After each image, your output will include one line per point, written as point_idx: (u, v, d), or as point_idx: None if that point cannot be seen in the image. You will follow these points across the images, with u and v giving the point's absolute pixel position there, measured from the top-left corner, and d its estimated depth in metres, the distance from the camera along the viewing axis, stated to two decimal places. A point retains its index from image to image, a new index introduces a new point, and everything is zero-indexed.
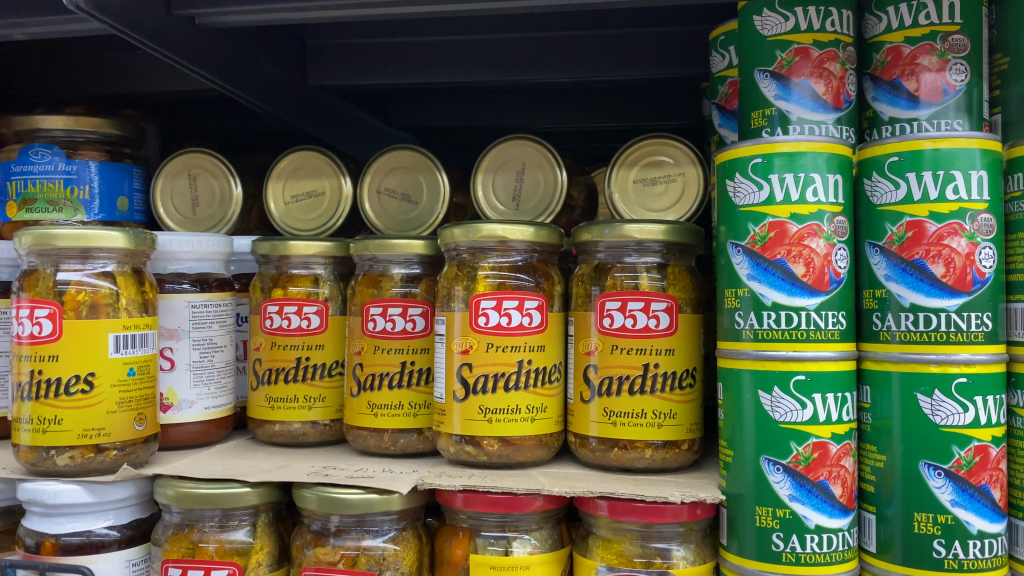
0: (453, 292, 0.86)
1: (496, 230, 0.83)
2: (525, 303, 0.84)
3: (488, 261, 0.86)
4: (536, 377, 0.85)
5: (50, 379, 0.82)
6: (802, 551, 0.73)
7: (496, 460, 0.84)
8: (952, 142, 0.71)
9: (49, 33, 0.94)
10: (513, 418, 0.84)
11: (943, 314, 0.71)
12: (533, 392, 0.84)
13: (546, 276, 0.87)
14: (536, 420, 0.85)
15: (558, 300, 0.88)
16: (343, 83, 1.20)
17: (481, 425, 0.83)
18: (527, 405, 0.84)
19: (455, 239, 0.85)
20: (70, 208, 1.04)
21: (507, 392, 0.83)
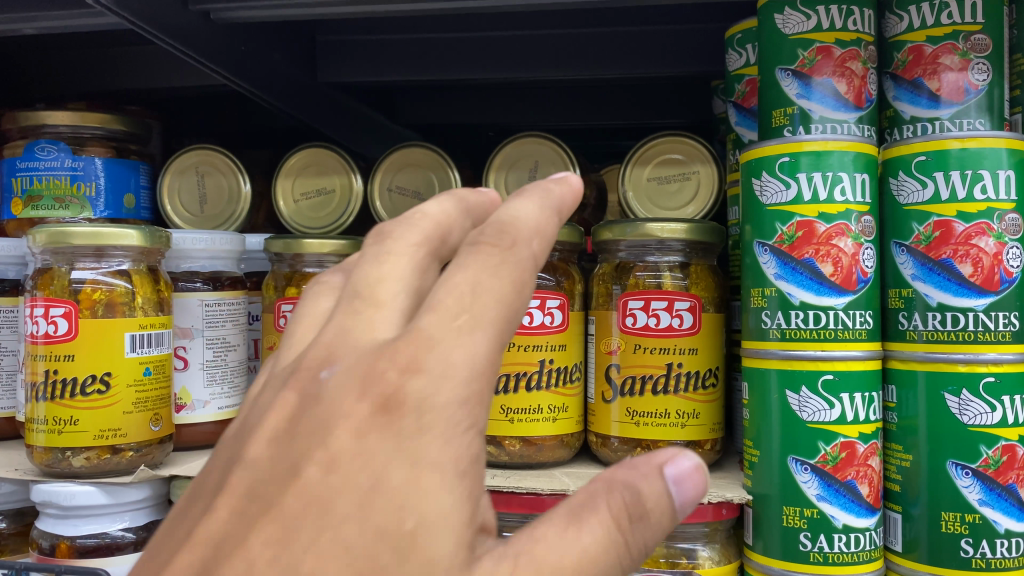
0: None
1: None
2: (545, 303, 0.83)
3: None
4: (556, 377, 0.84)
5: (66, 379, 0.80)
6: (830, 551, 0.73)
7: (518, 460, 0.84)
8: (980, 141, 0.71)
9: (58, 27, 0.93)
10: (536, 418, 0.83)
11: (971, 314, 0.71)
12: (554, 391, 0.84)
13: (566, 275, 0.87)
14: (558, 420, 0.84)
15: (578, 300, 0.88)
16: (352, 79, 1.19)
17: (503, 425, 0.83)
18: (548, 405, 0.84)
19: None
20: (77, 205, 1.02)
21: (529, 391, 0.83)
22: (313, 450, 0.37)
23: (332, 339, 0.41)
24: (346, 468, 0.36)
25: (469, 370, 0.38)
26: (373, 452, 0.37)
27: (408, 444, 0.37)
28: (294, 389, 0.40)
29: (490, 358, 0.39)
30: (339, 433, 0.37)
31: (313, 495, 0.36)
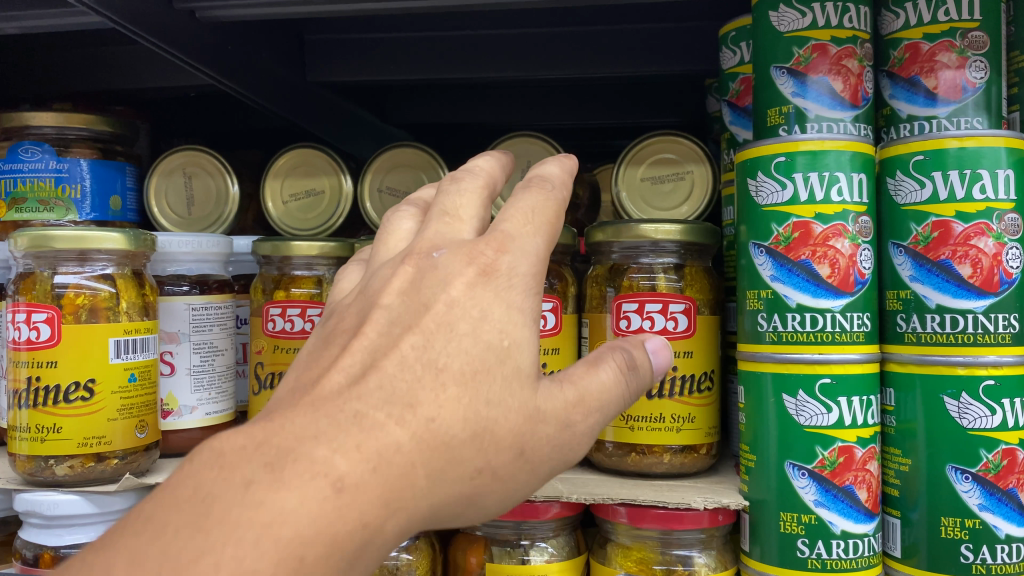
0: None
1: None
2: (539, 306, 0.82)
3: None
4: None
5: (48, 386, 0.79)
6: (828, 558, 0.71)
7: None
8: (978, 140, 0.70)
9: (40, 26, 0.91)
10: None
11: (970, 316, 0.70)
12: None
13: (559, 277, 0.86)
14: None
15: (571, 302, 0.87)
16: (342, 79, 1.17)
17: None
18: None
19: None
20: (62, 207, 1.00)
21: None
22: (437, 298, 0.53)
23: (433, 238, 0.58)
24: (461, 309, 0.53)
25: (538, 256, 0.56)
26: (480, 292, 0.53)
27: (503, 296, 0.54)
28: (412, 263, 0.56)
29: (545, 246, 0.57)
30: (454, 288, 0.53)
31: (441, 321, 0.52)
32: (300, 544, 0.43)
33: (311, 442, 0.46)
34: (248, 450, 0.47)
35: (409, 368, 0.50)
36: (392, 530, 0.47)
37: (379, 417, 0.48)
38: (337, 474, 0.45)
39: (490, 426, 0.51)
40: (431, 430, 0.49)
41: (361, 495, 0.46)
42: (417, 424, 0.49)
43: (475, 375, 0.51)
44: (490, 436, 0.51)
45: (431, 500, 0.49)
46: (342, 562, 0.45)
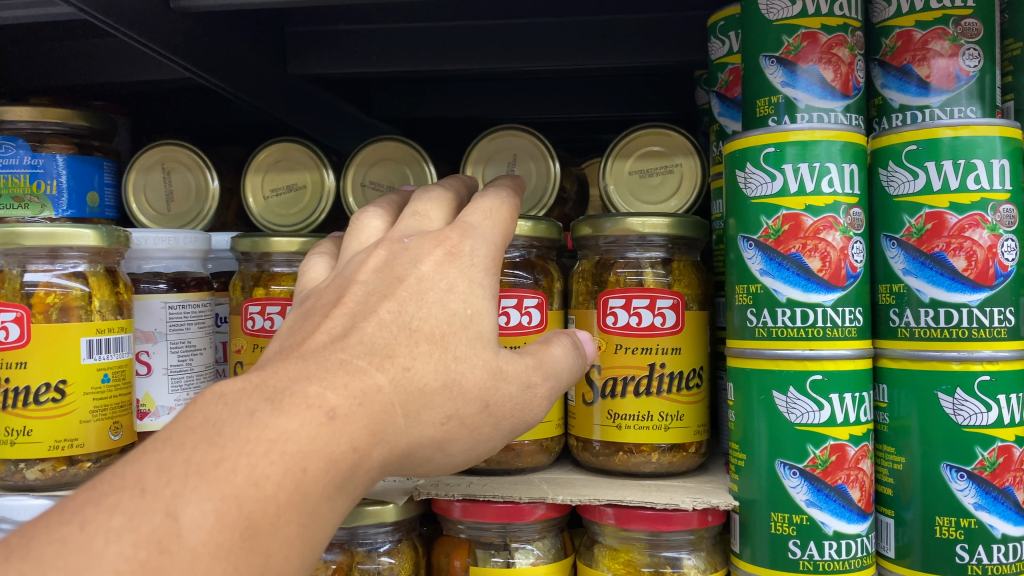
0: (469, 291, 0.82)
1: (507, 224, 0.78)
2: (523, 302, 0.80)
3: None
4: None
5: (17, 388, 0.76)
6: (821, 559, 0.69)
7: (495, 466, 0.80)
8: (972, 129, 0.68)
9: (11, 17, 0.88)
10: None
11: (965, 310, 0.68)
12: None
13: (544, 273, 0.84)
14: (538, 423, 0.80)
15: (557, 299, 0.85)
16: (325, 71, 1.15)
17: None
18: None
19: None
20: (37, 204, 0.98)
21: None
22: (409, 272, 0.55)
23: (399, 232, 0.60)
24: (431, 282, 0.54)
25: (496, 244, 0.60)
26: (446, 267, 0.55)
27: (468, 272, 0.56)
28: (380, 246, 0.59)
29: (503, 238, 0.61)
30: (424, 265, 0.55)
31: (414, 290, 0.54)
32: (304, 456, 0.44)
33: (304, 381, 0.47)
34: (246, 389, 0.46)
35: (386, 328, 0.51)
36: (377, 459, 0.48)
37: (362, 364, 0.49)
38: (329, 404, 0.46)
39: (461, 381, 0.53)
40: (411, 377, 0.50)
41: (353, 423, 0.46)
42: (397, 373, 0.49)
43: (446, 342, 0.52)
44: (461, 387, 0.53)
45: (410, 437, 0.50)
46: (337, 481, 0.45)
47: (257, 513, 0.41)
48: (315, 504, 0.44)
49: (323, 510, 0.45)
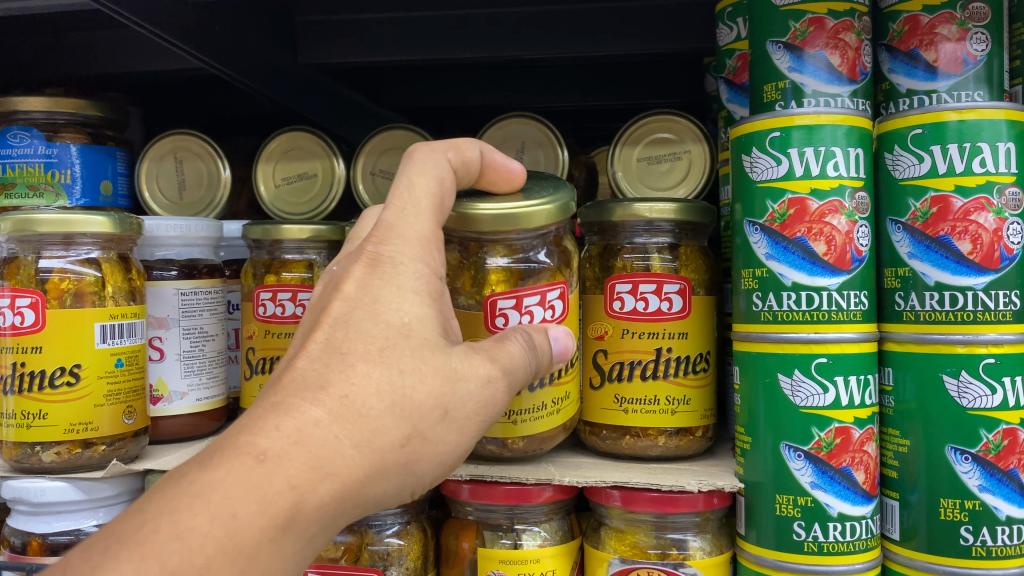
0: (462, 281, 0.75)
1: (517, 216, 0.70)
2: (546, 296, 0.74)
3: (495, 250, 0.74)
4: (562, 372, 0.76)
5: (33, 372, 0.78)
6: (825, 541, 0.70)
7: (521, 454, 0.77)
8: (978, 113, 0.68)
9: (24, 7, 0.89)
10: (542, 416, 0.75)
11: (969, 293, 0.68)
12: (555, 385, 0.75)
13: (559, 258, 0.76)
14: (561, 411, 0.76)
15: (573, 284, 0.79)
16: (334, 61, 1.16)
17: (502, 429, 0.75)
18: (549, 399, 0.75)
19: (465, 220, 0.70)
20: (51, 193, 0.99)
21: (530, 390, 0.74)
22: (331, 299, 0.56)
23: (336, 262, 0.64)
24: (355, 301, 0.56)
25: (418, 236, 0.61)
26: (371, 273, 0.58)
27: (393, 280, 0.57)
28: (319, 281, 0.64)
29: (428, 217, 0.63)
30: (346, 285, 0.57)
31: (339, 316, 0.55)
32: (232, 502, 0.47)
33: (237, 432, 0.50)
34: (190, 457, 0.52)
35: (316, 360, 0.53)
36: (325, 493, 0.50)
37: (295, 401, 0.51)
38: (260, 449, 0.49)
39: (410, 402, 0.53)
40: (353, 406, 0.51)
41: (286, 464, 0.49)
42: (335, 406, 0.51)
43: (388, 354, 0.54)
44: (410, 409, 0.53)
45: (366, 464, 0.51)
46: (278, 522, 0.48)
47: (182, 566, 0.45)
48: (250, 549, 0.47)
49: (263, 553, 0.48)
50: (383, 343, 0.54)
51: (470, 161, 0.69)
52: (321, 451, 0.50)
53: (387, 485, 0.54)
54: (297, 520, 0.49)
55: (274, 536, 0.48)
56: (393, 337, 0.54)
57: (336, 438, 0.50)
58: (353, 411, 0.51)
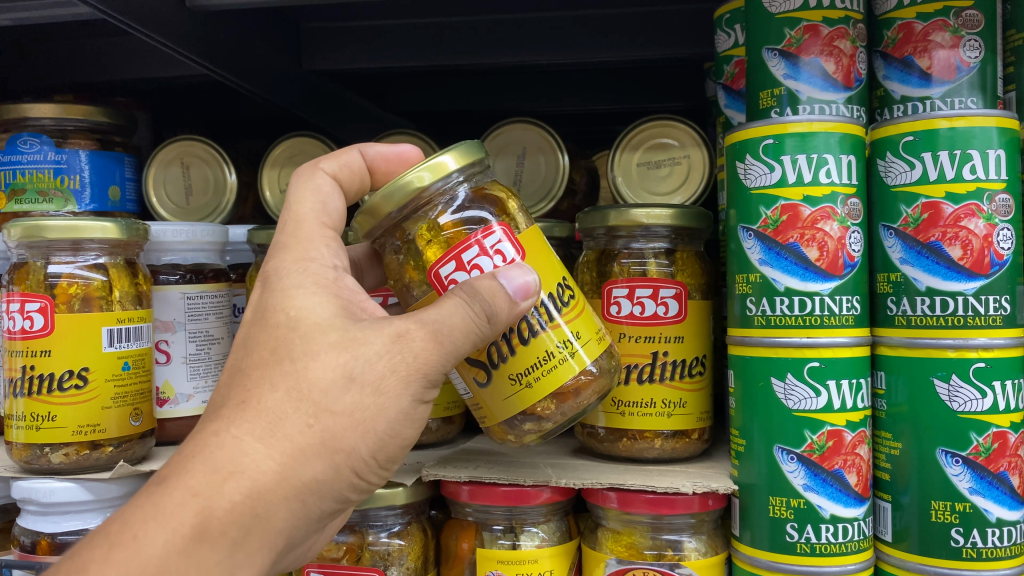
0: (409, 276, 0.66)
1: (408, 181, 0.62)
2: (483, 244, 0.62)
3: (419, 223, 0.65)
4: (550, 309, 0.64)
5: (43, 375, 0.79)
6: (817, 542, 0.71)
7: (562, 418, 0.65)
8: (969, 120, 0.69)
9: (35, 17, 0.91)
10: (552, 368, 0.63)
11: (960, 298, 0.69)
12: (556, 325, 0.64)
13: (493, 201, 0.66)
14: (577, 352, 0.65)
15: (523, 217, 0.67)
16: (338, 67, 1.17)
17: (525, 396, 0.64)
18: (556, 344, 0.64)
19: (375, 219, 0.64)
20: (60, 198, 1.01)
21: (528, 343, 0.63)
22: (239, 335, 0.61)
23: None
24: (251, 321, 0.60)
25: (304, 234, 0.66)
26: (260, 291, 0.62)
27: (278, 285, 0.61)
28: None
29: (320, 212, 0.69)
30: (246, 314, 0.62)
31: (241, 342, 0.60)
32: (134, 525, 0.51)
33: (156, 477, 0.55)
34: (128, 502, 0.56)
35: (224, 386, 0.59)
36: (231, 493, 0.53)
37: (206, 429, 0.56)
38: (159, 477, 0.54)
39: (308, 381, 0.56)
40: (250, 406, 0.56)
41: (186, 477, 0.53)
42: (233, 411, 0.56)
43: (282, 355, 0.57)
44: (306, 392, 0.56)
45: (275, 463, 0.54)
46: (185, 532, 0.52)
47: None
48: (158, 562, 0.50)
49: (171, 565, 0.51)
50: (274, 344, 0.58)
51: (347, 162, 0.74)
52: (221, 456, 0.54)
53: (313, 468, 0.56)
54: (208, 528, 0.52)
55: (183, 547, 0.51)
56: (281, 333, 0.58)
57: (236, 438, 0.54)
58: (251, 413, 0.56)
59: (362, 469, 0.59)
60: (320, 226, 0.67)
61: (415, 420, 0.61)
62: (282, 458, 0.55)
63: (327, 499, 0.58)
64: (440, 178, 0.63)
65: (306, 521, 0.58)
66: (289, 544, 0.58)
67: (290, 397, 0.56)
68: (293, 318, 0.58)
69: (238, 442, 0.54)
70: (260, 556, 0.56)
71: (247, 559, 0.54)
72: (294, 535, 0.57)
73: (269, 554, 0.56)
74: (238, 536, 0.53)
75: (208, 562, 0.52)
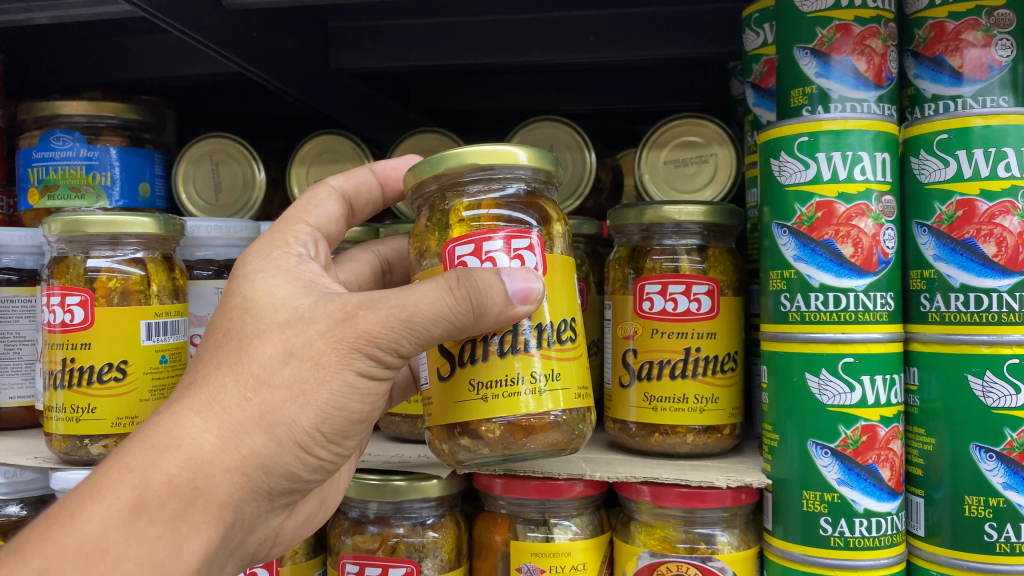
0: (428, 243, 0.65)
1: (469, 155, 0.62)
2: (507, 241, 0.60)
3: (459, 200, 0.64)
4: (546, 335, 0.62)
5: (82, 367, 0.81)
6: (851, 536, 0.72)
7: (497, 454, 0.61)
8: (1004, 118, 0.70)
9: (72, 15, 0.93)
10: (518, 388, 0.60)
11: (994, 295, 0.70)
12: (536, 358, 0.61)
13: (542, 212, 0.65)
14: (544, 394, 0.61)
15: (562, 243, 0.66)
16: (365, 66, 1.18)
17: (476, 408, 0.60)
18: (529, 375, 0.61)
19: (426, 178, 0.65)
20: (93, 194, 1.01)
21: (503, 358, 0.60)
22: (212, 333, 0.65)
23: None
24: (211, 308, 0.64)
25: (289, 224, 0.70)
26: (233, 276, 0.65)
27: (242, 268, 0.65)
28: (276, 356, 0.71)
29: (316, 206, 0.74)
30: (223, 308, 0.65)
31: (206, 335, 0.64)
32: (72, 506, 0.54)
33: (112, 458, 0.57)
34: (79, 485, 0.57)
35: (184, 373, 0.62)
36: (168, 463, 0.55)
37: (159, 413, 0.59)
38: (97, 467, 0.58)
39: (248, 357, 0.57)
40: (197, 386, 0.58)
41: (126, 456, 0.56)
42: (181, 392, 0.58)
43: (235, 336, 0.59)
44: (246, 365, 0.57)
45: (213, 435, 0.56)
46: (125, 506, 0.54)
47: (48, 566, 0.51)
48: (94, 541, 0.53)
49: (111, 540, 0.53)
50: (228, 327, 0.60)
51: (361, 176, 0.81)
52: (159, 433, 0.56)
53: (252, 441, 0.57)
54: (146, 501, 0.54)
55: (122, 520, 0.54)
56: (236, 315, 0.60)
57: (176, 413, 0.57)
58: (198, 391, 0.58)
59: (307, 442, 0.59)
60: (293, 221, 0.71)
61: (365, 394, 0.60)
62: (220, 431, 0.56)
63: (274, 474, 0.59)
64: (502, 166, 0.62)
65: (256, 495, 0.59)
66: (240, 518, 0.60)
67: (232, 372, 0.58)
68: (250, 300, 0.60)
69: (178, 417, 0.57)
70: (208, 530, 0.57)
71: (192, 532, 0.56)
72: (242, 509, 0.59)
73: (217, 528, 0.58)
74: (179, 509, 0.55)
75: (150, 536, 0.54)
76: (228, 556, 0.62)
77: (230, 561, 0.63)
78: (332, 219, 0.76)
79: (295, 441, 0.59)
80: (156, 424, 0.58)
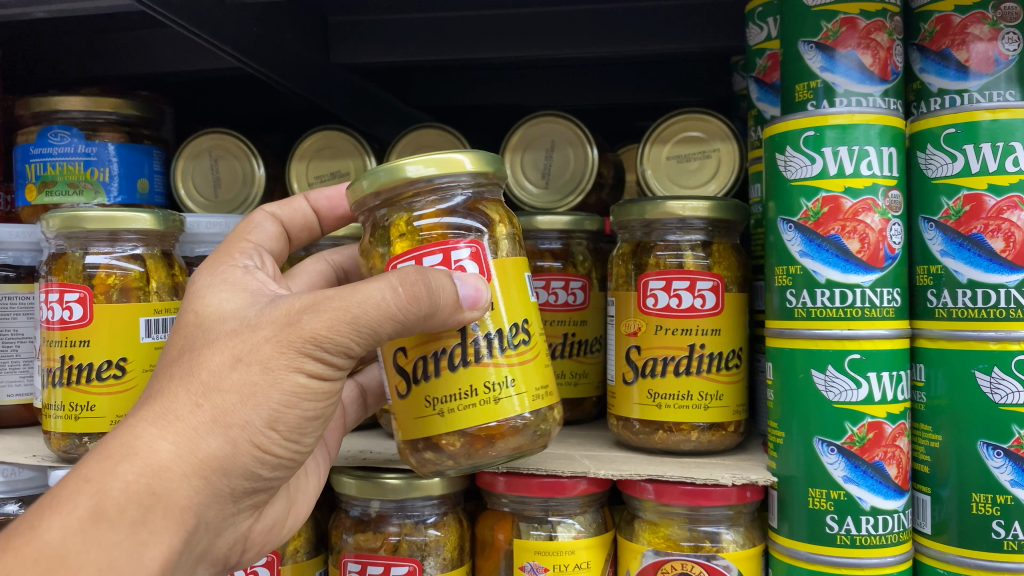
0: (375, 258, 0.65)
1: (414, 166, 0.60)
2: (451, 253, 0.60)
3: (399, 214, 0.63)
4: (498, 343, 0.61)
5: (81, 364, 0.80)
6: (858, 534, 0.71)
7: (464, 463, 0.62)
8: (1011, 112, 0.69)
9: (69, 9, 0.92)
10: (475, 402, 0.60)
11: (1002, 290, 0.69)
12: (491, 365, 0.60)
13: (485, 216, 0.63)
14: (504, 401, 0.60)
15: (509, 244, 0.64)
16: (363, 60, 1.18)
17: (435, 424, 0.61)
18: (483, 383, 0.60)
19: (366, 195, 0.63)
20: (91, 190, 1.00)
21: (454, 372, 0.60)
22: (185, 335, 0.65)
23: None
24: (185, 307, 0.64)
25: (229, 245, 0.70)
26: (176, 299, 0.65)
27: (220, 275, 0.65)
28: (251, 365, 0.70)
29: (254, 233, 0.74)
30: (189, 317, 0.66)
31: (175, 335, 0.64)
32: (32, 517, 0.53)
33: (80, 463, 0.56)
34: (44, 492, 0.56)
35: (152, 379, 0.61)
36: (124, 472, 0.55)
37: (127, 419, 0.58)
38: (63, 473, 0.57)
39: (199, 365, 0.58)
40: (153, 399, 0.58)
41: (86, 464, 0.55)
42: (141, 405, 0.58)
43: (187, 353, 0.60)
44: (196, 373, 0.58)
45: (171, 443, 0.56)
46: (84, 513, 0.53)
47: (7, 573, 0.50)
48: (55, 547, 0.52)
49: (71, 544, 0.53)
50: (183, 342, 0.61)
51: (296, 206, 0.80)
52: (116, 443, 0.56)
53: (208, 445, 0.56)
54: (105, 508, 0.53)
55: (81, 527, 0.53)
56: (190, 331, 0.60)
57: (132, 424, 0.57)
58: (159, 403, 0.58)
59: (263, 442, 0.59)
60: (240, 240, 0.71)
61: (317, 394, 0.60)
62: (176, 437, 0.56)
63: (232, 475, 0.59)
64: (447, 176, 0.61)
65: (217, 497, 0.59)
66: (203, 522, 0.59)
67: (183, 381, 0.58)
68: (200, 316, 0.61)
69: (133, 428, 0.56)
70: (170, 534, 0.56)
71: (153, 537, 0.55)
72: (204, 513, 0.58)
73: (180, 533, 0.57)
74: (139, 514, 0.54)
75: (109, 541, 0.53)
76: (195, 561, 0.61)
77: (200, 565, 0.63)
78: (274, 236, 0.76)
79: (250, 441, 0.58)
80: (112, 436, 0.57)
